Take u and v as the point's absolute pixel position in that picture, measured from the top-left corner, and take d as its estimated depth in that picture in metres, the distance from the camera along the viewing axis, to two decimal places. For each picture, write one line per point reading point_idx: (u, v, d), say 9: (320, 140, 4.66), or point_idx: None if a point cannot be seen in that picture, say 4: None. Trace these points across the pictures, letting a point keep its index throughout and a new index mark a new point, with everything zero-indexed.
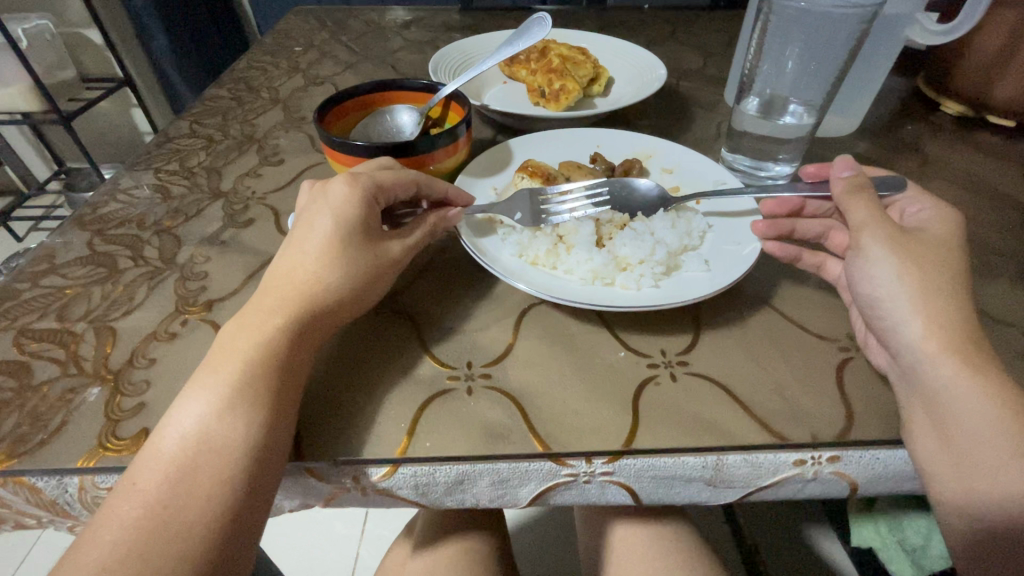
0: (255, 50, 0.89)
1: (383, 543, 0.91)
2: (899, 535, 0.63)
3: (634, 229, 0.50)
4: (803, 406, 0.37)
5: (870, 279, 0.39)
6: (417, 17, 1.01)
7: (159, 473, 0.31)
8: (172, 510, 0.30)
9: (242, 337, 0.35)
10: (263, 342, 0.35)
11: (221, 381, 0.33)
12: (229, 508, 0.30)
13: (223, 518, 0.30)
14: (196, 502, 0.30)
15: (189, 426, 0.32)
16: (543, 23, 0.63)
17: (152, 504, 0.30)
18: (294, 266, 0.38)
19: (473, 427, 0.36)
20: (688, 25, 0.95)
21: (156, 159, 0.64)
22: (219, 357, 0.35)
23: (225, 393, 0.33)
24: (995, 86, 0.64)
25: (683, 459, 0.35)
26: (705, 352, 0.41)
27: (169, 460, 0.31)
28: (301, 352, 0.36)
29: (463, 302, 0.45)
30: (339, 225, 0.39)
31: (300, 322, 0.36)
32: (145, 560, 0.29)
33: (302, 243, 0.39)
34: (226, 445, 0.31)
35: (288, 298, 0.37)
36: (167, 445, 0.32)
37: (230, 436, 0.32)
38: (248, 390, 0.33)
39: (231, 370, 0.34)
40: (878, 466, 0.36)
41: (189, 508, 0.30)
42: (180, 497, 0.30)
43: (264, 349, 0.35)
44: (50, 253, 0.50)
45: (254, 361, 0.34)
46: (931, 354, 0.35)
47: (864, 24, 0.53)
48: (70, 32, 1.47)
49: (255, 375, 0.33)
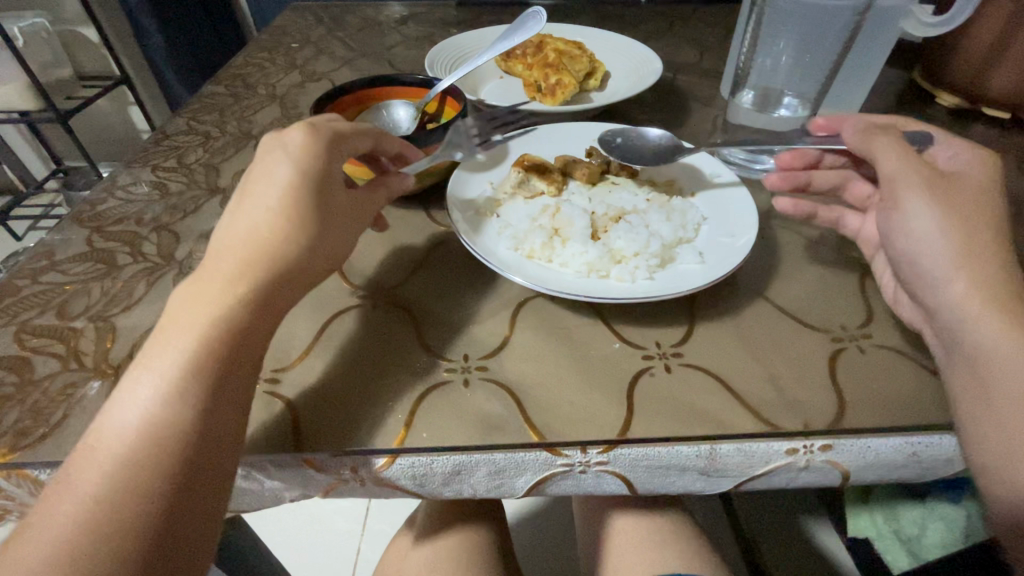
0: (251, 46, 0.89)
1: (384, 537, 0.91)
2: (895, 524, 0.64)
3: (629, 222, 0.50)
4: (795, 395, 0.38)
5: (909, 235, 0.41)
6: (414, 12, 1.01)
7: (107, 453, 0.30)
8: (125, 491, 0.29)
9: (189, 310, 0.34)
10: (216, 315, 0.33)
11: (169, 355, 0.32)
12: (184, 489, 0.30)
13: (175, 499, 0.30)
14: (146, 484, 0.30)
15: (138, 402, 0.31)
16: (538, 17, 0.63)
17: (100, 484, 0.29)
18: (239, 230, 0.36)
19: (470, 418, 0.36)
20: (684, 18, 0.95)
21: (153, 156, 0.64)
22: (167, 331, 0.33)
23: (174, 370, 0.32)
24: (991, 77, 0.64)
25: (677, 448, 0.36)
26: (700, 343, 0.42)
27: (120, 439, 0.30)
28: (257, 327, 0.35)
29: (462, 296, 0.45)
30: (293, 187, 0.37)
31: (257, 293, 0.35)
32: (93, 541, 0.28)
33: (250, 205, 0.37)
34: (177, 425, 0.31)
35: (238, 264, 0.35)
36: (117, 422, 0.31)
37: (182, 416, 0.31)
38: (200, 366, 0.32)
39: (180, 344, 0.32)
40: (869, 454, 0.37)
41: (139, 488, 0.29)
42: (129, 478, 0.29)
43: (216, 322, 0.33)
44: (49, 249, 0.50)
45: (206, 335, 0.33)
46: (973, 316, 0.37)
47: (859, 16, 0.53)
48: (66, 30, 1.47)
49: (207, 352, 0.32)
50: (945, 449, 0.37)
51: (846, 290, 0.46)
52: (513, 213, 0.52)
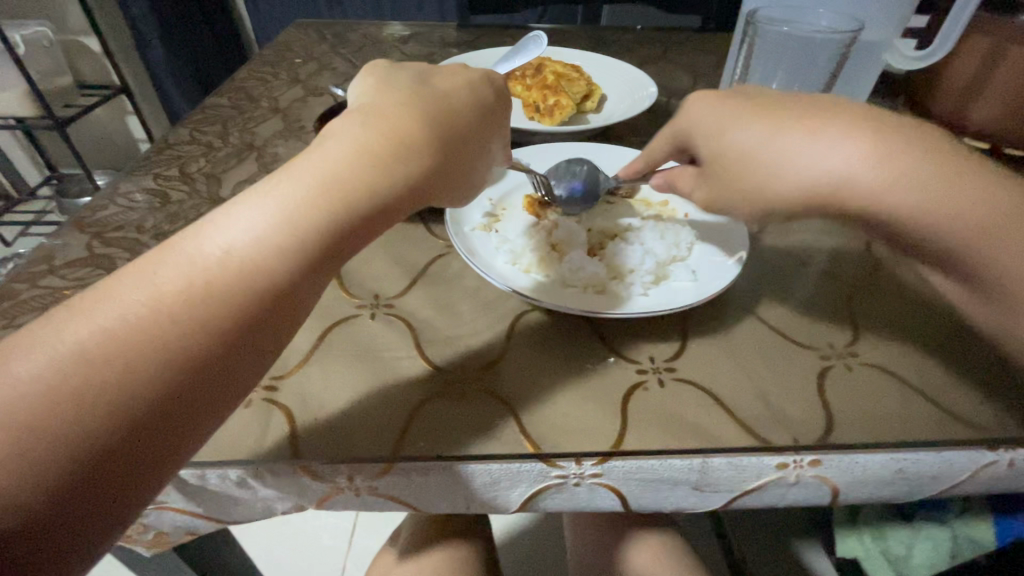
0: (255, 61, 0.91)
1: (368, 554, 0.90)
2: (883, 544, 0.63)
3: (625, 239, 0.51)
4: (785, 411, 0.39)
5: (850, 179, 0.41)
6: (414, 33, 1.04)
7: (212, 251, 0.31)
8: (250, 260, 0.31)
9: (239, 220, 0.32)
10: (265, 242, 0.31)
11: (273, 206, 0.32)
12: (163, 413, 0.28)
13: (143, 426, 0.28)
14: (265, 262, 0.31)
15: (168, 284, 0.30)
16: (539, 41, 0.65)
17: (205, 279, 0.30)
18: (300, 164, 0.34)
19: (467, 429, 0.37)
20: (678, 45, 0.98)
21: (155, 165, 0.65)
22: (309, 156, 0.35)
23: (229, 271, 0.31)
24: (970, 110, 0.67)
25: (670, 462, 0.36)
26: (692, 359, 0.42)
27: (271, 210, 0.32)
28: (306, 288, 0.32)
29: (459, 311, 0.46)
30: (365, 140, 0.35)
31: (313, 247, 0.32)
32: (210, 288, 0.30)
33: (326, 140, 0.35)
34: (183, 346, 0.29)
35: (292, 203, 0.32)
36: (136, 295, 0.30)
37: (187, 343, 0.29)
38: (243, 285, 0.31)
39: (240, 249, 0.31)
40: (856, 470, 0.38)
41: (112, 393, 0.27)
42: (105, 376, 0.27)
43: (254, 258, 0.31)
44: (48, 253, 0.51)
45: (243, 258, 0.31)
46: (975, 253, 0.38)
47: (843, 48, 0.58)
48: (68, 39, 1.49)
49: (243, 286, 0.31)
50: (929, 465, 0.38)
51: (832, 311, 0.47)
52: (511, 229, 0.53)
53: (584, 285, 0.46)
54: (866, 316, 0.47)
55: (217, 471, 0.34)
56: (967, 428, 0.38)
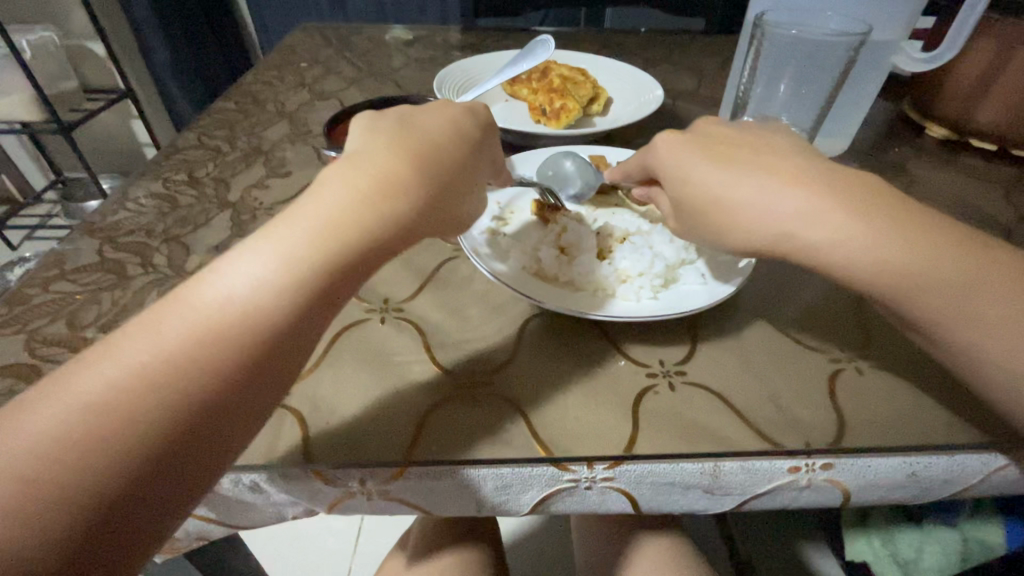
0: (261, 65, 0.91)
1: (375, 558, 0.90)
2: (892, 547, 0.63)
3: (633, 243, 0.51)
4: (796, 414, 0.38)
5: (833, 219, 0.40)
6: (419, 36, 1.04)
7: (205, 306, 0.30)
8: (247, 314, 0.30)
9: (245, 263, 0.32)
10: (264, 294, 0.31)
11: (270, 260, 0.32)
12: (181, 460, 0.28)
13: (151, 479, 0.27)
14: (260, 316, 0.31)
15: (162, 340, 0.29)
16: (545, 45, 0.65)
17: (200, 335, 0.30)
18: (304, 202, 0.34)
19: (478, 432, 0.37)
20: (682, 48, 0.98)
21: (163, 170, 0.65)
22: (303, 208, 0.34)
23: (226, 326, 0.30)
24: (977, 112, 0.67)
25: (682, 465, 0.36)
26: (702, 362, 0.42)
27: (266, 265, 0.31)
28: (315, 325, 0.32)
29: (469, 315, 0.46)
30: (366, 176, 0.35)
31: (309, 297, 0.32)
32: (204, 344, 0.29)
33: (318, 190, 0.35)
34: (197, 395, 0.29)
35: (295, 241, 0.32)
36: (129, 355, 0.29)
37: (186, 397, 0.28)
38: (240, 338, 0.30)
39: (237, 301, 0.31)
40: (868, 474, 0.37)
41: (112, 449, 0.27)
42: (118, 427, 0.27)
43: (263, 303, 0.31)
44: (59, 258, 0.51)
45: (253, 303, 0.31)
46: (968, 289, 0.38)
47: (852, 51, 0.57)
48: (74, 45, 1.50)
49: (258, 331, 0.31)
50: (941, 469, 0.37)
51: (842, 314, 0.47)
52: (520, 232, 0.53)
53: (594, 290, 0.46)
54: (876, 319, 0.47)
55: (231, 475, 0.34)
56: (980, 431, 0.38)
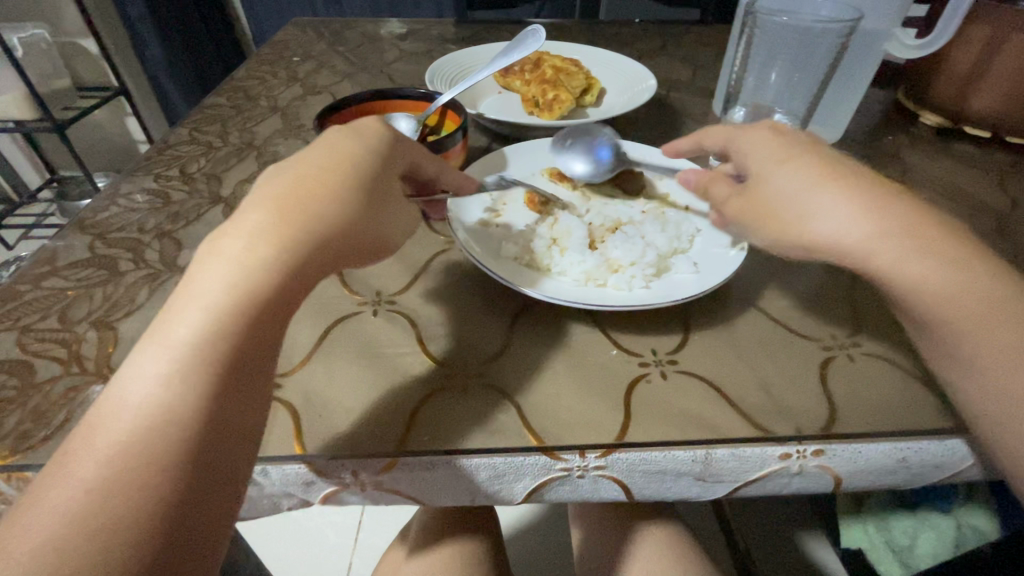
0: (253, 60, 0.91)
1: (376, 552, 0.90)
2: (887, 534, 0.64)
3: (625, 232, 0.51)
4: (787, 401, 0.39)
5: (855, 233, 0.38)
6: (412, 30, 1.03)
7: (183, 331, 0.30)
8: (228, 325, 0.31)
9: (181, 311, 0.31)
10: (236, 305, 0.31)
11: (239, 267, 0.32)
12: (184, 511, 0.28)
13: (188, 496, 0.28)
14: (241, 324, 0.31)
15: (152, 378, 0.29)
16: (536, 35, 0.65)
17: (185, 357, 0.30)
18: (225, 231, 0.33)
19: (470, 423, 0.37)
20: (677, 38, 0.98)
21: (155, 166, 0.65)
22: (246, 218, 0.34)
23: (209, 341, 0.30)
24: (970, 99, 0.67)
25: (673, 453, 0.36)
26: (694, 351, 0.42)
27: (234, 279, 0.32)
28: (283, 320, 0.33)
29: (458, 305, 0.46)
30: (284, 189, 0.35)
31: (281, 294, 0.33)
32: (199, 366, 0.30)
33: (257, 201, 0.35)
34: (174, 449, 0.28)
35: (255, 249, 0.32)
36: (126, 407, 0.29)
37: (197, 417, 0.29)
38: (228, 349, 0.31)
39: (208, 318, 0.31)
40: (861, 460, 0.37)
41: (140, 487, 0.27)
42: (103, 515, 0.26)
43: (212, 335, 0.30)
44: (51, 255, 0.51)
45: (203, 338, 0.30)
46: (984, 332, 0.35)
47: (843, 38, 0.57)
48: (66, 42, 1.49)
49: (213, 360, 0.30)
50: (933, 454, 0.37)
51: (835, 302, 0.47)
52: (512, 222, 0.53)
53: (586, 283, 0.46)
54: (868, 307, 0.47)
55: None
56: None
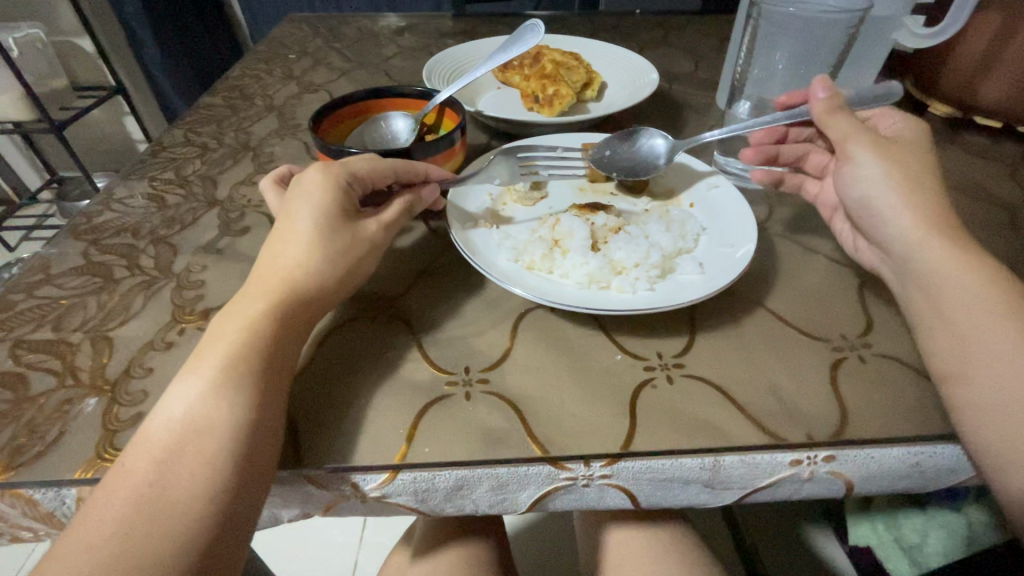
0: (248, 57, 0.89)
1: (382, 550, 0.91)
2: (896, 532, 0.63)
3: (629, 233, 0.50)
4: (797, 405, 0.38)
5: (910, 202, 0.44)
6: (410, 24, 1.02)
7: (213, 354, 0.34)
8: (248, 344, 0.35)
9: (221, 336, 0.36)
10: (249, 327, 0.36)
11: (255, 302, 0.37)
12: (229, 502, 0.30)
13: (216, 499, 0.30)
14: (260, 342, 0.35)
15: (188, 400, 0.33)
16: (535, 29, 0.63)
17: (213, 375, 0.33)
18: (254, 282, 0.39)
19: (472, 431, 0.36)
20: (678, 29, 0.96)
21: (150, 168, 0.64)
22: (266, 267, 0.40)
23: (232, 360, 0.34)
24: (981, 88, 0.65)
25: (680, 461, 0.35)
26: (701, 354, 0.41)
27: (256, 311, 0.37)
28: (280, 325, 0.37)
29: (457, 309, 0.45)
30: (285, 242, 0.40)
31: (284, 314, 0.37)
32: (228, 380, 0.33)
33: (275, 251, 0.40)
34: (218, 451, 0.31)
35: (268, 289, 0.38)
36: (165, 427, 0.32)
37: (221, 426, 0.32)
38: (250, 363, 0.34)
39: (232, 342, 0.35)
40: (873, 465, 0.36)
41: (179, 494, 0.30)
42: (163, 498, 0.30)
43: (243, 346, 0.35)
44: (44, 263, 0.50)
45: (235, 359, 0.34)
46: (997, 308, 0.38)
47: (853, 28, 0.55)
48: (62, 41, 1.47)
49: (244, 373, 0.34)
50: (948, 458, 0.37)
51: (844, 299, 0.46)
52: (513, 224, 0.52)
53: (591, 288, 0.45)
54: (880, 304, 0.46)
55: None
56: None
